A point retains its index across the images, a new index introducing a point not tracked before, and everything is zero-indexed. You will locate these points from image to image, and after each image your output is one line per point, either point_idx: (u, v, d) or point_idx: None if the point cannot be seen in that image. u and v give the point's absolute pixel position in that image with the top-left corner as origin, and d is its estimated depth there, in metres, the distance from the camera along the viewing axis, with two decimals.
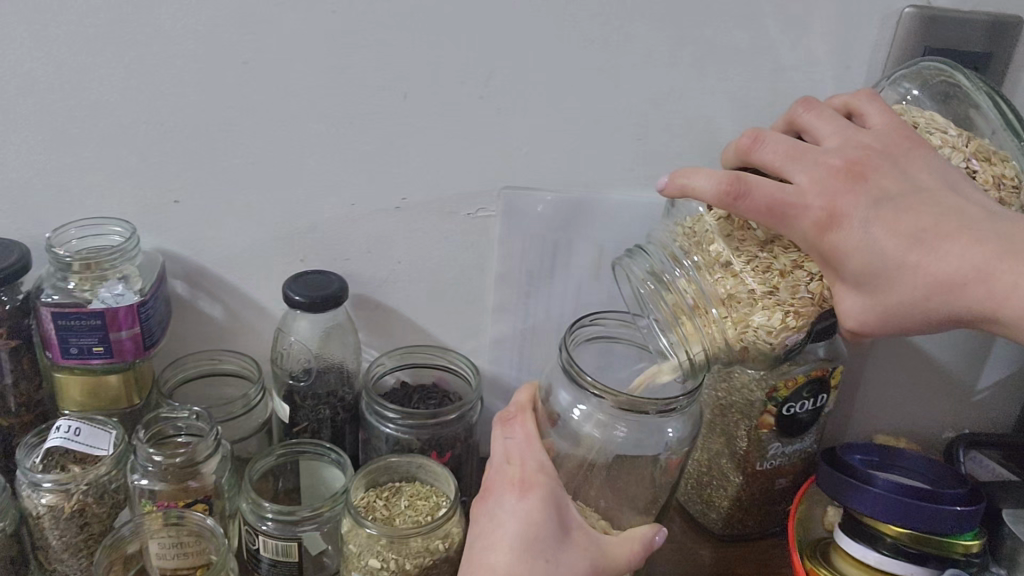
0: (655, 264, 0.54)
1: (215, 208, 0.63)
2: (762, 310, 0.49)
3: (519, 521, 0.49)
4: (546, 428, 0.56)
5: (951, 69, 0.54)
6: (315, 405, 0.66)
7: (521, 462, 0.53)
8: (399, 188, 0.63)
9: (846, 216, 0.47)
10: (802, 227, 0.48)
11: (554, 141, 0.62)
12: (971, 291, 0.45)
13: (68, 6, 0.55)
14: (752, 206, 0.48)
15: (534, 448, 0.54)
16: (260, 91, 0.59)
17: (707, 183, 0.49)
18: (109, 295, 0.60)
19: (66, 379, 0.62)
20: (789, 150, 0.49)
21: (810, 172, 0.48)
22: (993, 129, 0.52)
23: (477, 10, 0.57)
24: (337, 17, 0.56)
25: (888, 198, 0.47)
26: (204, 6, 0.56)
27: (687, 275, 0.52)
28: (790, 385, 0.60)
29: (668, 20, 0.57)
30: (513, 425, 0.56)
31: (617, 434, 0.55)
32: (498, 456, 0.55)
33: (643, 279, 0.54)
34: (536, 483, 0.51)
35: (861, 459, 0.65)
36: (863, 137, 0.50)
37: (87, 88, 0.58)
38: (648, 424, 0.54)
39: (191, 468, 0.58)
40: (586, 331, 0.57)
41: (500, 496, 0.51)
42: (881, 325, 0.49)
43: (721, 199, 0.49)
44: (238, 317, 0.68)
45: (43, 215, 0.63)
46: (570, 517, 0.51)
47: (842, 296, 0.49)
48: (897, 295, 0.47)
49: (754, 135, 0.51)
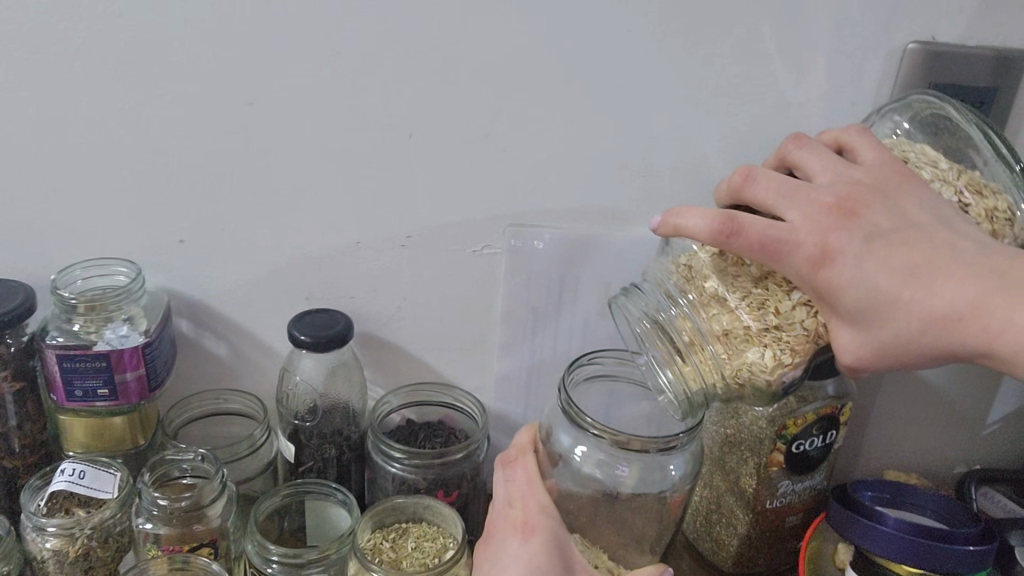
0: (649, 301, 0.54)
1: (220, 247, 0.63)
2: (756, 347, 0.49)
3: (522, 564, 0.49)
4: (547, 469, 0.55)
5: (941, 101, 0.52)
6: (321, 444, 0.66)
7: (524, 505, 0.52)
8: (403, 226, 0.63)
9: (840, 252, 0.46)
10: (796, 264, 0.47)
11: (560, 179, 0.62)
12: (966, 327, 0.44)
13: (73, 50, 0.56)
14: (744, 243, 0.47)
15: (535, 490, 0.53)
16: (264, 132, 0.59)
17: (700, 222, 0.49)
18: (114, 336, 0.60)
19: (70, 421, 0.61)
20: (781, 186, 0.48)
21: (803, 208, 0.47)
22: (985, 160, 0.51)
23: (481, 50, 0.57)
24: (342, 58, 0.57)
25: (881, 234, 0.46)
26: (209, 48, 0.56)
27: (682, 313, 0.52)
28: (800, 422, 0.60)
29: (671, 59, 0.57)
30: (515, 468, 0.56)
31: (619, 473, 0.53)
32: (500, 499, 0.54)
33: (639, 318, 0.53)
34: (538, 526, 0.51)
35: (872, 496, 0.65)
36: (854, 173, 0.49)
37: (92, 130, 0.58)
38: (650, 461, 0.53)
39: (197, 512, 0.58)
40: (586, 371, 0.57)
41: (504, 540, 0.51)
42: (876, 360, 0.48)
43: (713, 238, 0.48)
44: (242, 355, 0.68)
45: (48, 256, 0.63)
46: (574, 558, 0.51)
47: (836, 332, 0.48)
48: (890, 330, 0.46)
49: (744, 172, 0.50)
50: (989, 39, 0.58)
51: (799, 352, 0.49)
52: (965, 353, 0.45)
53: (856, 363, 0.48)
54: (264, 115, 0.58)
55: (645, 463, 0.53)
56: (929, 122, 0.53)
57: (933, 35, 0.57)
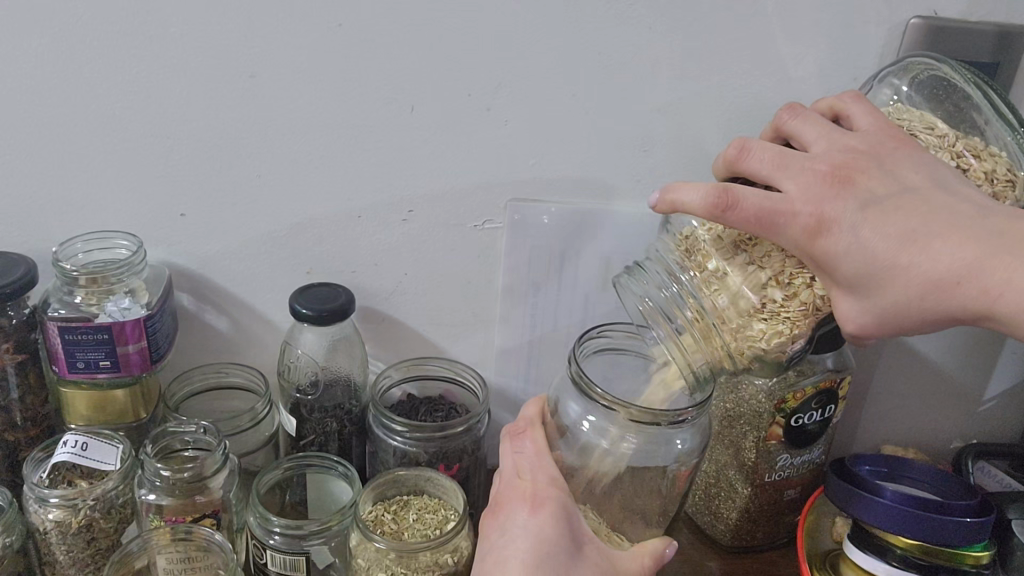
0: (652, 280, 0.54)
1: (220, 220, 0.63)
2: (759, 322, 0.49)
3: (531, 538, 0.49)
4: (554, 439, 0.56)
5: (939, 61, 0.53)
6: (321, 418, 0.66)
7: (531, 477, 0.53)
8: (405, 200, 0.63)
9: (835, 221, 0.46)
10: (792, 234, 0.47)
11: (561, 153, 0.62)
12: (965, 290, 0.45)
13: (74, 19, 0.55)
14: (740, 217, 0.47)
15: (544, 462, 0.54)
16: (266, 105, 0.59)
17: (695, 197, 0.49)
18: (115, 309, 0.60)
19: (72, 394, 0.61)
20: (775, 158, 0.49)
21: (799, 179, 0.47)
22: (987, 121, 0.51)
23: (483, 21, 0.56)
24: (344, 30, 0.56)
25: (877, 201, 0.46)
26: (210, 20, 0.56)
27: (684, 289, 0.52)
28: (799, 396, 0.60)
29: (674, 31, 0.57)
30: (523, 439, 0.56)
31: (625, 445, 0.54)
32: (508, 470, 0.55)
33: (641, 297, 0.53)
34: (547, 498, 0.51)
35: (869, 470, 0.66)
36: (849, 139, 0.49)
37: (92, 101, 0.58)
38: (657, 436, 0.53)
39: (199, 483, 0.58)
40: (593, 344, 0.57)
41: (513, 512, 0.51)
42: (879, 327, 0.48)
43: (710, 212, 0.48)
44: (243, 329, 0.68)
45: (48, 228, 0.63)
46: (582, 529, 0.51)
47: (838, 302, 0.48)
48: (890, 297, 0.46)
49: (739, 145, 0.51)
50: (990, 14, 0.58)
51: (800, 324, 0.49)
52: (965, 316, 0.46)
53: (860, 330, 0.48)
54: (266, 87, 0.58)
55: (655, 437, 0.53)
56: (929, 84, 0.53)
57: (935, 10, 0.57)
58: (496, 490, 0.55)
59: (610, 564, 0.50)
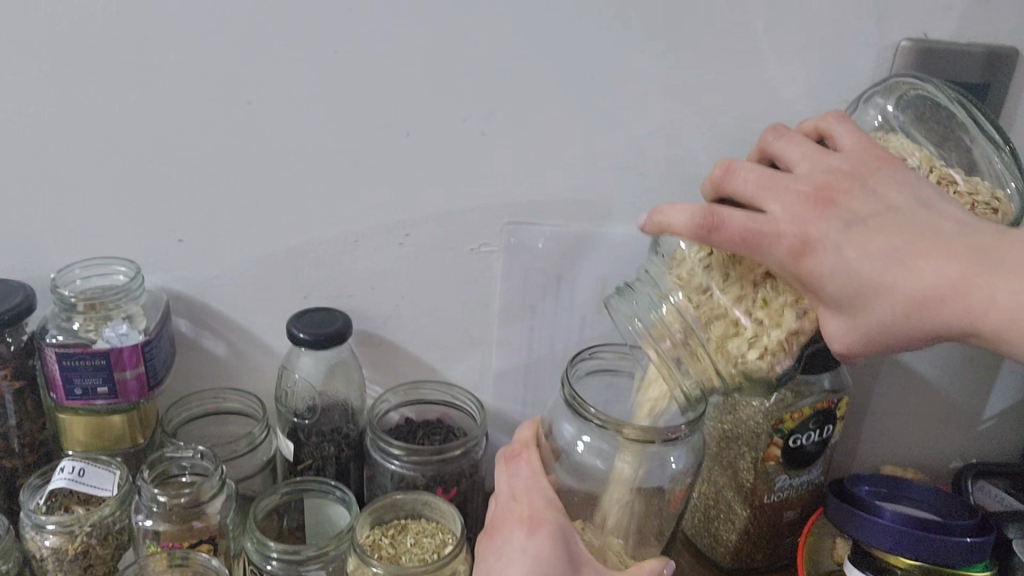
0: (643, 302, 0.54)
1: (217, 245, 0.63)
2: (748, 343, 0.50)
3: (528, 561, 0.49)
4: (550, 463, 0.56)
5: (920, 79, 0.53)
6: (320, 442, 0.66)
7: (528, 498, 0.53)
8: (401, 225, 0.63)
9: (819, 241, 0.46)
10: (777, 255, 0.47)
11: (556, 176, 0.62)
12: (949, 307, 0.44)
13: (75, 47, 0.56)
14: (726, 238, 0.48)
15: (540, 481, 0.54)
16: (263, 131, 0.59)
17: (682, 218, 0.50)
18: (113, 334, 0.60)
19: (70, 420, 0.61)
20: (760, 178, 0.49)
21: (783, 200, 0.48)
22: (973, 139, 0.51)
23: (478, 46, 0.57)
24: (339, 57, 0.57)
25: (860, 220, 0.46)
26: (209, 47, 0.56)
27: (671, 310, 0.52)
28: (796, 417, 0.60)
29: (667, 55, 0.58)
30: (518, 462, 0.56)
31: (622, 465, 0.54)
32: (506, 492, 0.55)
33: (631, 319, 0.54)
34: (544, 521, 0.51)
35: (869, 491, 0.65)
36: (834, 159, 0.49)
37: (92, 128, 0.59)
38: (653, 454, 0.53)
39: (196, 508, 0.58)
40: (586, 365, 0.57)
41: (511, 535, 0.51)
42: (867, 347, 0.48)
43: (697, 233, 0.49)
44: (241, 355, 0.68)
45: (46, 255, 0.63)
46: (580, 552, 0.50)
47: (825, 321, 0.48)
48: (875, 315, 0.46)
49: (725, 167, 0.51)
50: (980, 36, 0.58)
51: (790, 342, 0.50)
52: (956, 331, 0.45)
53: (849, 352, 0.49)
54: (264, 114, 0.59)
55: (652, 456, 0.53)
56: (914, 104, 0.54)
57: (925, 33, 0.58)
58: (494, 513, 0.54)
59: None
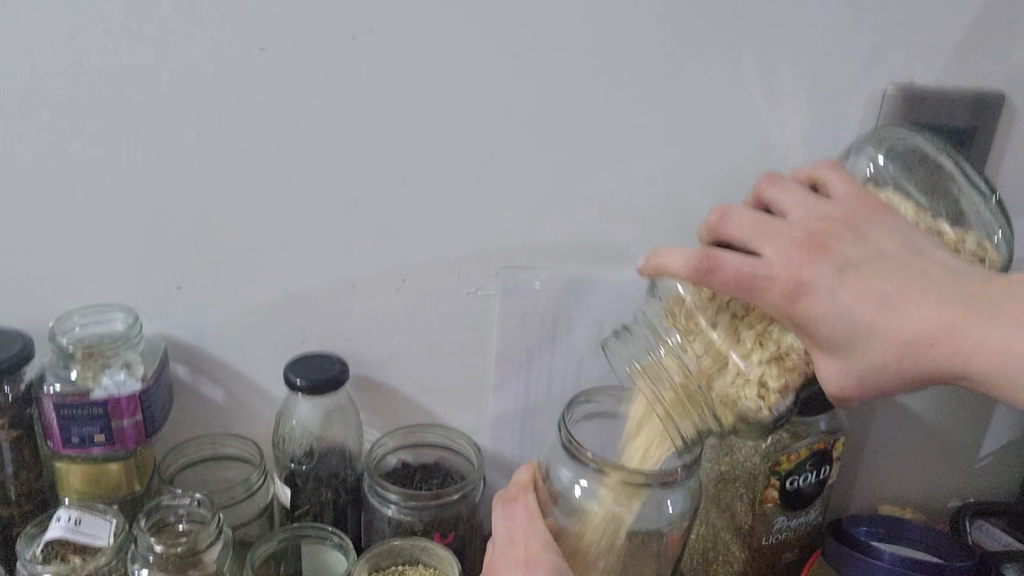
0: (638, 345, 0.54)
1: (215, 292, 0.64)
2: (744, 386, 0.50)
3: None
4: (548, 507, 0.56)
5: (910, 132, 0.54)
6: (316, 488, 0.66)
7: (525, 541, 0.53)
8: (398, 269, 0.64)
9: (813, 284, 0.47)
10: (773, 299, 0.47)
11: (550, 221, 0.63)
12: (940, 350, 0.45)
13: (76, 99, 0.57)
14: (722, 281, 0.48)
15: (536, 526, 0.54)
16: (261, 180, 0.60)
17: (678, 263, 0.50)
18: (110, 382, 0.60)
19: (66, 469, 0.62)
20: (755, 223, 0.50)
21: (777, 245, 0.48)
22: (960, 188, 0.52)
23: (473, 95, 0.58)
24: (336, 107, 0.58)
25: (853, 265, 0.47)
26: (208, 98, 0.57)
27: (669, 353, 0.53)
28: (793, 458, 0.61)
29: (658, 102, 0.59)
30: (514, 506, 0.56)
31: (624, 510, 0.54)
32: (502, 537, 0.55)
33: (628, 361, 0.54)
34: (542, 562, 0.51)
35: (867, 531, 0.66)
36: (828, 207, 0.50)
37: (92, 178, 0.59)
38: (648, 496, 0.53)
39: (193, 557, 0.58)
40: (582, 409, 0.58)
41: None
42: (860, 390, 0.48)
43: (692, 276, 0.49)
44: (238, 400, 0.68)
45: (44, 303, 0.63)
46: None
47: (820, 363, 0.49)
48: (868, 358, 0.47)
49: (721, 212, 0.52)
50: (966, 81, 0.59)
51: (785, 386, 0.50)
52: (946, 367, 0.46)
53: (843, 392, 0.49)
54: (262, 163, 0.60)
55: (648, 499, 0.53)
56: (903, 154, 0.54)
57: (912, 78, 0.59)
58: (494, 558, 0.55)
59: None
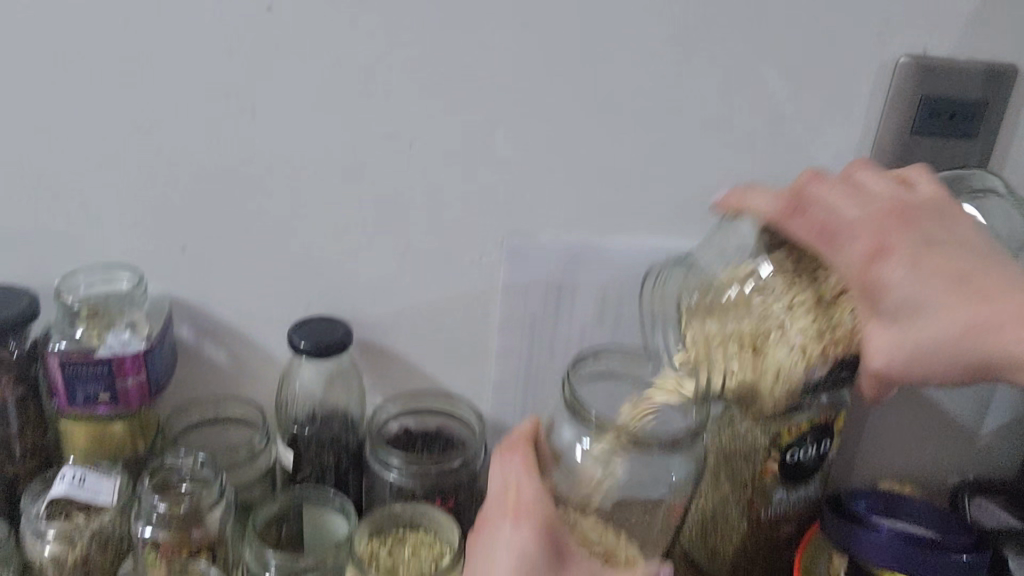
0: (694, 282, 0.59)
1: (220, 254, 0.64)
2: (785, 344, 0.52)
3: (510, 555, 0.50)
4: (549, 466, 0.54)
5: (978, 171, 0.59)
6: (319, 452, 0.66)
7: (516, 491, 0.52)
8: (402, 235, 0.64)
9: (893, 250, 0.48)
10: (851, 254, 0.49)
11: (557, 189, 0.63)
12: (1001, 336, 0.46)
13: (81, 56, 0.57)
14: (807, 225, 0.52)
15: (530, 479, 0.53)
16: (267, 142, 0.60)
17: (767, 203, 0.55)
18: (115, 342, 0.61)
19: (72, 428, 0.62)
20: (850, 188, 0.52)
21: (867, 209, 0.50)
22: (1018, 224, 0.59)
23: (481, 59, 0.58)
24: (344, 69, 0.58)
25: (938, 245, 0.48)
26: (214, 58, 0.57)
27: (727, 297, 0.55)
28: (794, 431, 0.60)
29: (668, 70, 0.58)
30: (512, 453, 0.55)
31: (620, 471, 0.52)
32: (496, 484, 0.54)
33: (676, 297, 0.60)
34: (532, 513, 0.51)
35: (866, 505, 0.66)
36: (923, 192, 0.52)
37: (97, 137, 0.59)
38: (650, 463, 0.52)
39: (195, 517, 0.58)
40: (587, 368, 0.56)
41: (499, 526, 0.52)
42: (904, 368, 0.49)
43: (781, 212, 0.53)
44: (242, 363, 0.69)
45: (50, 262, 0.64)
46: (567, 542, 0.51)
47: (871, 331, 0.50)
48: (925, 331, 0.48)
49: (814, 172, 0.54)
50: (979, 54, 0.59)
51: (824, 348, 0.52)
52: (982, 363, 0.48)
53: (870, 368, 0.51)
54: (268, 124, 0.59)
55: (652, 465, 0.52)
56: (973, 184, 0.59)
57: (924, 51, 0.58)
58: (485, 502, 0.54)
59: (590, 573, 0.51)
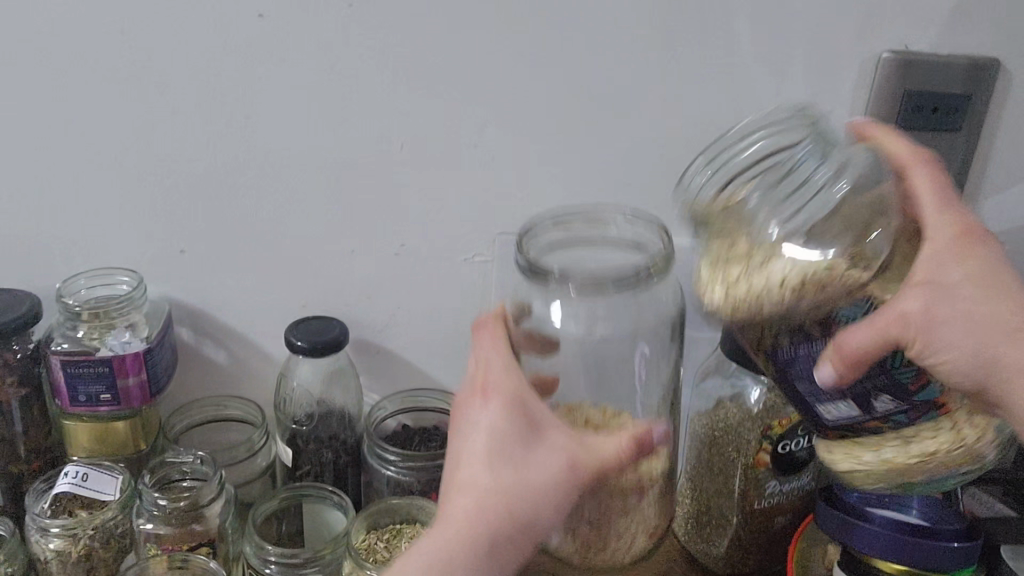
0: (794, 136, 0.48)
1: (218, 255, 0.65)
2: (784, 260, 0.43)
3: (484, 434, 0.44)
4: (522, 347, 0.47)
5: None
6: (318, 449, 0.67)
7: (486, 369, 0.46)
8: (396, 234, 0.65)
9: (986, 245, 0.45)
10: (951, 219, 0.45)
11: (547, 187, 0.64)
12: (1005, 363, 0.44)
13: (81, 65, 0.58)
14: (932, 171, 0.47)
15: (502, 351, 0.46)
16: (262, 145, 0.61)
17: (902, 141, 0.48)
18: (116, 342, 0.62)
19: (75, 427, 0.63)
20: None
21: None
22: None
23: (469, 61, 0.59)
24: (335, 72, 0.59)
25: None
26: (210, 64, 0.58)
27: (827, 193, 0.44)
28: (785, 423, 0.62)
29: (654, 69, 0.60)
30: (483, 332, 0.47)
31: (600, 330, 0.46)
32: (469, 370, 0.47)
33: (760, 152, 0.49)
34: (501, 385, 0.45)
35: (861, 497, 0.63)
36: None
37: (97, 143, 0.61)
38: (631, 334, 0.47)
39: (195, 512, 0.59)
40: (546, 235, 0.48)
41: (466, 405, 0.45)
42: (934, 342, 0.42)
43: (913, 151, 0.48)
44: (241, 363, 0.70)
45: (53, 266, 0.65)
46: (545, 418, 0.44)
47: (910, 296, 0.42)
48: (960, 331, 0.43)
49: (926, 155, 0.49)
50: (961, 48, 0.59)
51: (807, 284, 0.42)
52: (907, 464, 0.46)
53: (804, 390, 0.46)
54: (262, 128, 0.61)
55: (636, 332, 0.47)
56: None
57: (906, 46, 0.59)
58: (466, 393, 0.46)
59: (569, 466, 0.43)
